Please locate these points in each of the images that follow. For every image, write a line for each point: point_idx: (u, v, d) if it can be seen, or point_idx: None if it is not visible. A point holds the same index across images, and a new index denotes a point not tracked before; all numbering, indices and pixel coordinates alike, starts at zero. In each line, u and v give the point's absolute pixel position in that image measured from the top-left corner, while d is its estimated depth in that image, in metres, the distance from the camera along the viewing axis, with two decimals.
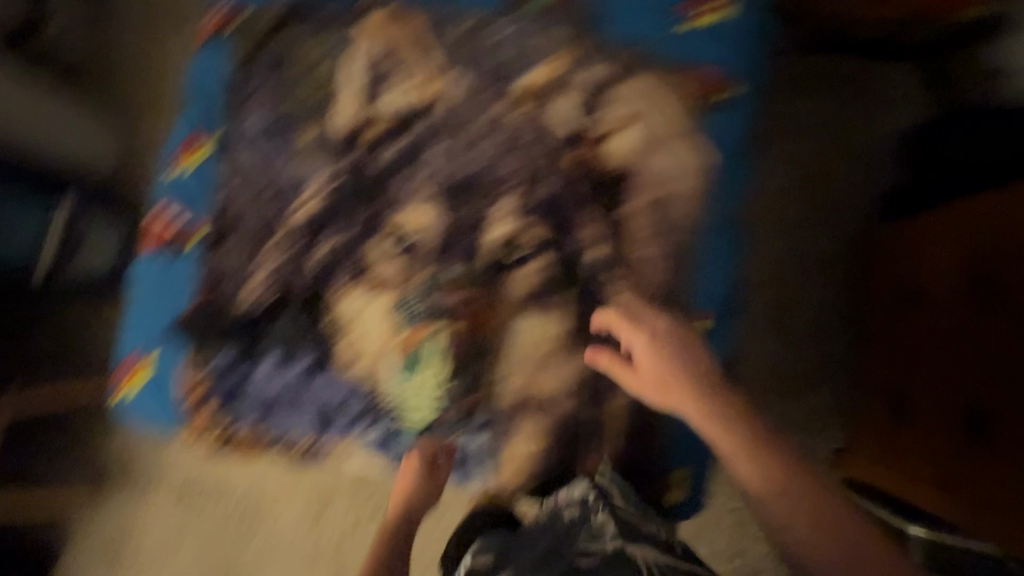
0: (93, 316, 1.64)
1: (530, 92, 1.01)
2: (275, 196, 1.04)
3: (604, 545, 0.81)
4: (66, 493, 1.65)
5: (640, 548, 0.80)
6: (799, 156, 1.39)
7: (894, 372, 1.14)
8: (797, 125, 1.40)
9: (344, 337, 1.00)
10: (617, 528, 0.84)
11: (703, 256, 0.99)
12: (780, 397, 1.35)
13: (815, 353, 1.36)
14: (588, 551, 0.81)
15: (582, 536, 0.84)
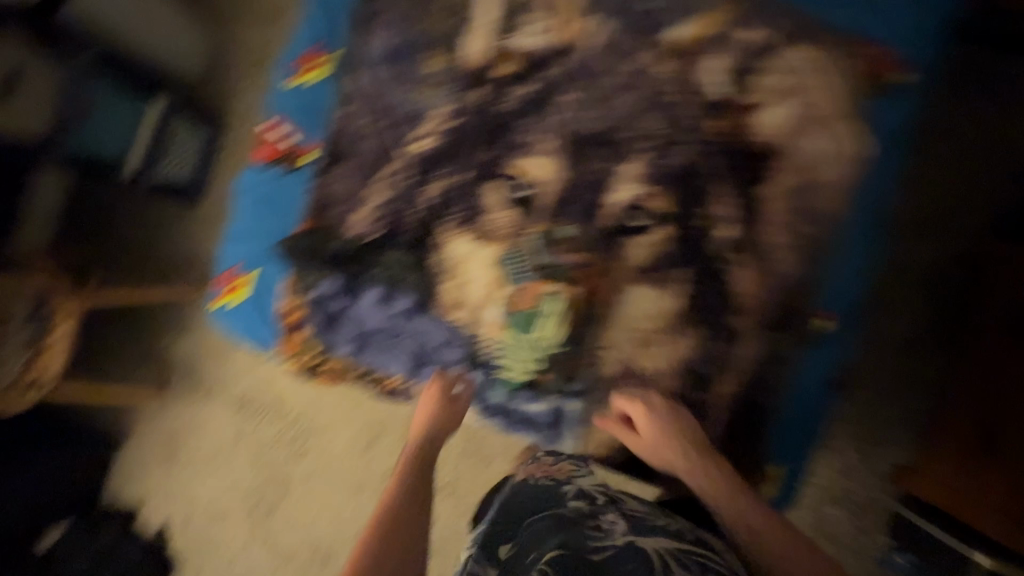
0: (179, 220, 1.68)
1: (677, 49, 0.95)
2: (395, 126, 1.03)
3: (613, 539, 0.73)
4: (138, 381, 1.76)
5: (653, 540, 0.73)
6: (933, 160, 1.22)
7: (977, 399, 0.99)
8: (955, 123, 1.22)
9: (450, 281, 0.99)
10: (627, 523, 0.76)
11: (832, 250, 0.96)
12: (863, 409, 1.25)
13: (912, 371, 1.23)
14: (599, 543, 0.72)
15: (590, 525, 0.75)
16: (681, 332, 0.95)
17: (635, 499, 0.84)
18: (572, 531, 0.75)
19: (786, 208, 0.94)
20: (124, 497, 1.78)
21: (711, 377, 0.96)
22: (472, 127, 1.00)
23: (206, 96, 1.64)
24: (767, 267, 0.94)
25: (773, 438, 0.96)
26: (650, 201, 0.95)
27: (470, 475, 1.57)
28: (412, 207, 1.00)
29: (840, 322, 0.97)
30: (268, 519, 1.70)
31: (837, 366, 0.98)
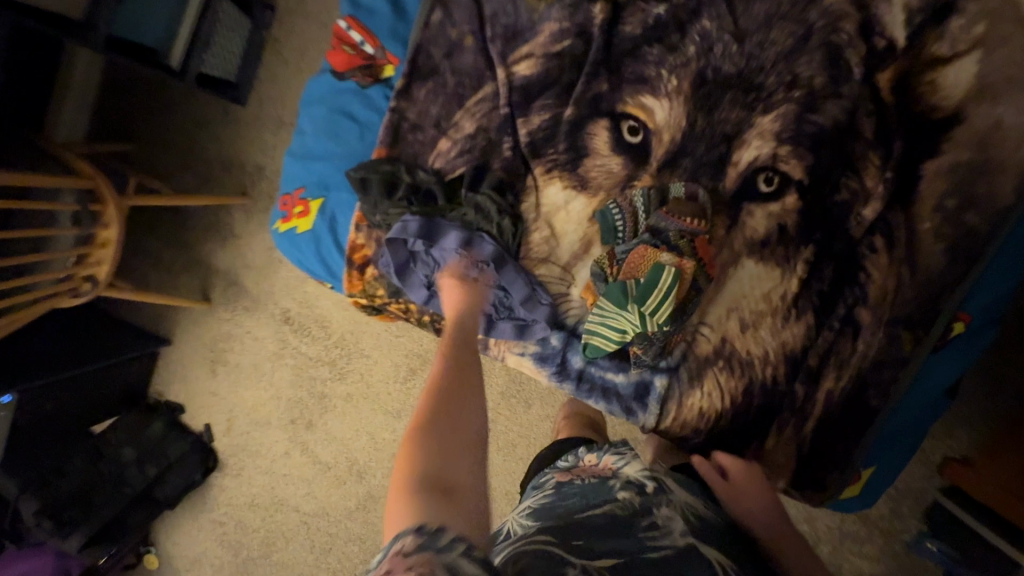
0: (222, 120, 1.56)
1: None
2: (493, 42, 0.89)
3: (674, 539, 0.65)
4: (181, 282, 1.73)
5: (712, 548, 0.66)
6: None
7: None
8: None
9: (539, 231, 0.92)
10: (685, 525, 0.68)
11: (995, 246, 0.81)
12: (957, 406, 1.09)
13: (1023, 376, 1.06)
14: (655, 542, 0.63)
15: (644, 520, 0.67)
16: (788, 315, 0.87)
17: (686, 495, 0.76)
18: (625, 525, 0.65)
19: (943, 190, 0.81)
20: (169, 395, 1.82)
21: (818, 370, 0.87)
22: (585, 54, 0.87)
23: None
24: (903, 256, 0.83)
25: (876, 442, 0.88)
26: (775, 165, 0.86)
27: (509, 416, 1.55)
28: (508, 141, 0.91)
29: (975, 327, 0.85)
30: (308, 432, 1.73)
31: (957, 376, 0.87)
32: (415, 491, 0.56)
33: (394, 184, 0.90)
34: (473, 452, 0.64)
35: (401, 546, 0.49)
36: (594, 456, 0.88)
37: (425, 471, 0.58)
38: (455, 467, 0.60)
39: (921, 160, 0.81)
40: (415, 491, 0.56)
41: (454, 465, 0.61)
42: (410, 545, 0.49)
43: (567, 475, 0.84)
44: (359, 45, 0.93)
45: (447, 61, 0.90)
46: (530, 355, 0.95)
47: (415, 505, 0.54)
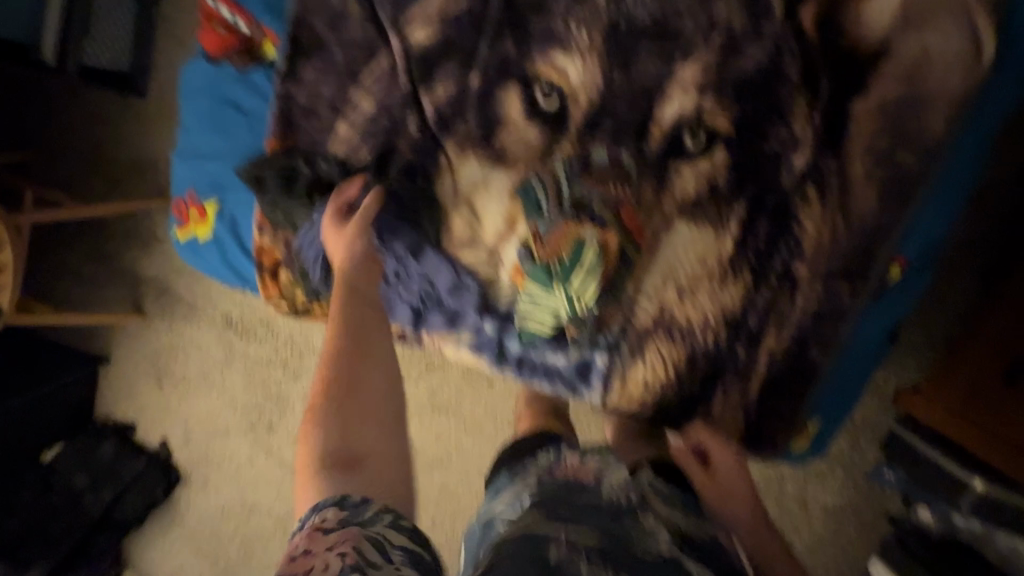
0: (120, 116, 1.41)
1: None
2: (381, 7, 0.79)
3: (660, 548, 0.63)
4: (110, 296, 1.62)
5: (697, 564, 0.64)
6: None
7: None
8: None
9: (460, 213, 0.85)
10: (671, 535, 0.66)
11: (925, 185, 0.78)
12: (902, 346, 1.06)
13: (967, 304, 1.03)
14: (646, 549, 0.62)
15: (631, 521, 0.66)
16: (726, 278, 0.84)
17: (668, 507, 0.72)
18: (613, 520, 0.65)
19: (876, 130, 0.77)
20: (116, 415, 1.72)
21: (760, 331, 0.84)
22: (484, 12, 0.79)
23: None
24: (837, 205, 0.79)
25: (822, 394, 0.86)
26: (702, 120, 0.80)
27: (473, 396, 1.50)
28: (414, 119, 0.82)
29: (912, 270, 0.83)
30: (270, 435, 1.65)
31: (896, 319, 0.85)
32: (321, 465, 0.53)
33: (293, 177, 0.81)
34: (387, 399, 0.60)
35: (318, 523, 0.49)
36: (577, 456, 0.81)
37: (331, 438, 0.55)
38: (367, 426, 0.57)
39: (851, 100, 0.77)
40: (322, 461, 0.53)
41: (361, 423, 0.57)
42: (331, 521, 0.49)
43: (548, 467, 0.80)
44: (231, 23, 0.84)
45: (333, 33, 0.81)
46: (466, 344, 0.90)
47: (324, 480, 0.53)
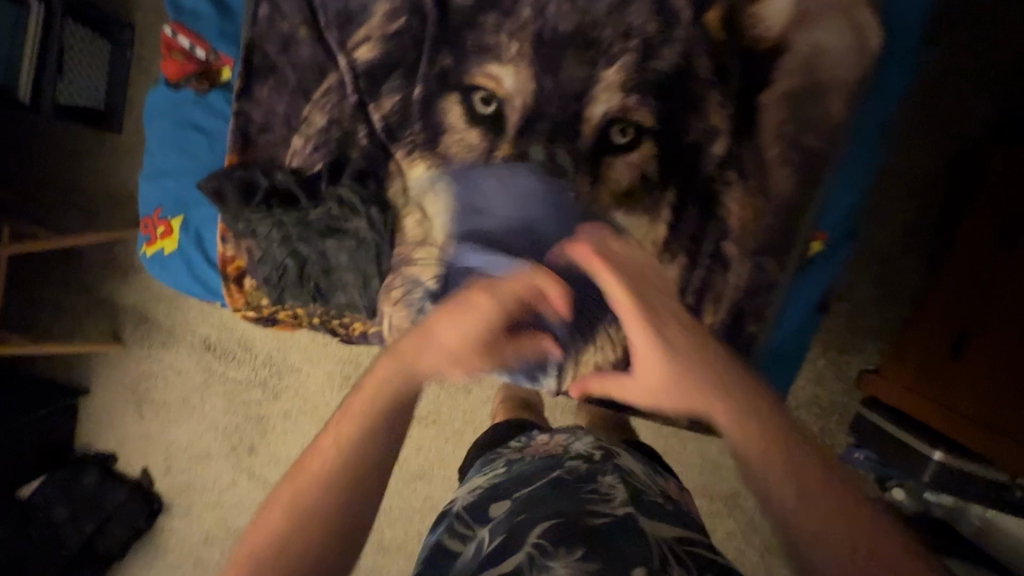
0: (96, 150, 1.47)
1: None
2: (328, 30, 0.87)
3: (614, 509, 0.65)
4: (90, 327, 1.65)
5: (653, 521, 0.65)
6: (946, 48, 1.04)
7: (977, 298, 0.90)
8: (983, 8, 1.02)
9: (413, 215, 0.91)
10: (628, 495, 0.68)
11: (833, 164, 0.85)
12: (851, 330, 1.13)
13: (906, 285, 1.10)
14: (597, 510, 0.64)
15: (586, 488, 0.68)
16: (663, 261, 0.89)
17: (631, 461, 0.78)
18: (568, 490, 0.68)
19: (784, 116, 0.84)
20: (97, 444, 1.73)
21: (699, 309, 0.90)
22: (422, 30, 0.86)
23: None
24: (757, 186, 0.86)
25: (763, 363, 0.92)
26: (627, 116, 0.87)
27: (450, 405, 1.52)
28: (364, 129, 0.89)
29: (833, 243, 0.90)
30: (252, 457, 1.66)
31: (825, 289, 0.91)
32: (290, 515, 0.53)
33: (251, 189, 0.88)
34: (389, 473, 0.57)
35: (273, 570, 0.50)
36: (546, 435, 0.87)
37: (311, 494, 0.54)
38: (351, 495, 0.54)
39: (759, 91, 0.84)
40: (293, 511, 0.53)
41: (346, 490, 0.54)
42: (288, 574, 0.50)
43: (518, 453, 0.84)
44: (189, 51, 0.90)
45: (284, 55, 0.88)
46: None
47: (287, 532, 0.52)
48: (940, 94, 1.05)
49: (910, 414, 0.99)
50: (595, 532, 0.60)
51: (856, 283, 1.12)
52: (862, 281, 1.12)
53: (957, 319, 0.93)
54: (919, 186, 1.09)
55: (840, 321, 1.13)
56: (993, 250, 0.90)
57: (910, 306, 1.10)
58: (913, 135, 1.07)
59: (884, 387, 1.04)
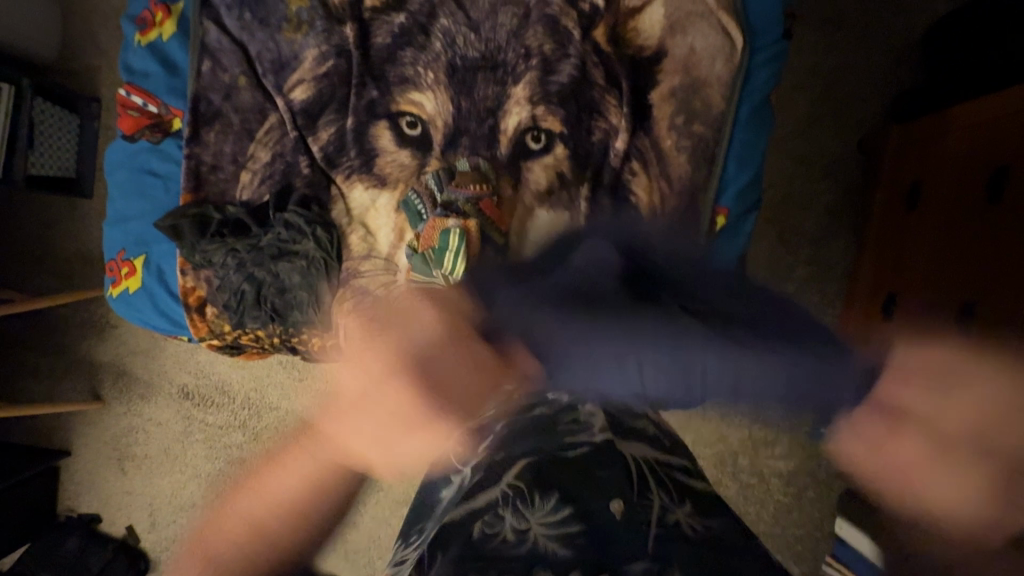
0: (70, 215, 1.55)
1: None
2: (266, 77, 0.98)
3: (594, 436, 0.62)
4: (69, 386, 1.68)
5: (632, 445, 0.64)
6: (810, 68, 1.32)
7: (895, 269, 1.14)
8: (827, 36, 1.31)
9: (356, 231, 1.00)
10: (606, 420, 0.66)
11: (719, 147, 0.97)
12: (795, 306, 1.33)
13: (834, 261, 1.33)
14: (573, 442, 0.62)
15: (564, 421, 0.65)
16: None
17: None
18: (545, 435, 0.63)
19: (671, 110, 0.97)
20: (81, 507, 1.71)
21: None
22: (349, 69, 0.98)
23: (75, 77, 1.51)
24: (658, 173, 0.97)
25: None
26: (538, 124, 0.98)
27: None
28: (305, 161, 0.99)
29: (738, 215, 0.99)
30: None
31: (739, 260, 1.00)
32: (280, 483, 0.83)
33: (206, 223, 0.98)
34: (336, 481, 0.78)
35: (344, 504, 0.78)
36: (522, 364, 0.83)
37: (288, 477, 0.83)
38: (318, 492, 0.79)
39: (648, 91, 0.96)
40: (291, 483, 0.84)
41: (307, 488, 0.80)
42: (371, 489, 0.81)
43: None
44: (142, 107, 1.01)
45: (227, 103, 0.99)
46: None
47: None
48: (817, 105, 1.32)
49: None
50: (579, 475, 0.59)
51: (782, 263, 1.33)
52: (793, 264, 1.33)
53: (884, 287, 1.17)
54: (830, 179, 1.33)
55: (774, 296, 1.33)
56: (908, 224, 1.13)
57: (844, 280, 1.32)
58: (803, 141, 1.33)
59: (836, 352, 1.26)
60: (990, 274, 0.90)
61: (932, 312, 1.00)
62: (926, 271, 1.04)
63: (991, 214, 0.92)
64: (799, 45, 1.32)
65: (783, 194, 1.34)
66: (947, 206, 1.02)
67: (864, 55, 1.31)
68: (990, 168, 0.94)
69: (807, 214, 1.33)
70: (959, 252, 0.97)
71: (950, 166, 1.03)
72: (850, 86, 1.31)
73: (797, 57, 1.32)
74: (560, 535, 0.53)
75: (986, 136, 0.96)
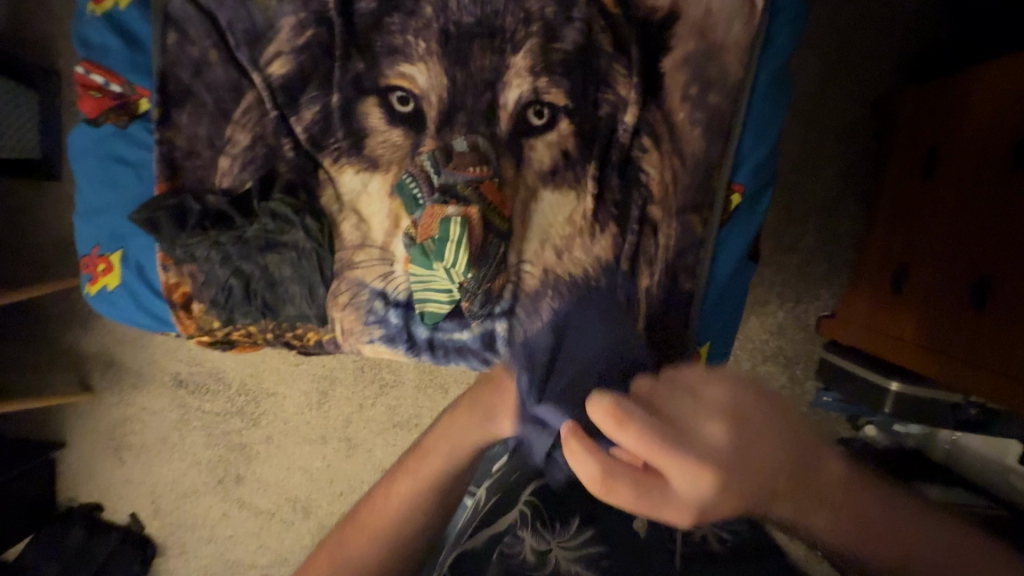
0: (40, 200, 1.45)
1: None
2: (239, 49, 0.89)
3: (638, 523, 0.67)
4: (56, 378, 1.62)
5: None
6: (826, 25, 1.23)
7: (902, 239, 1.11)
8: None
9: (348, 218, 0.93)
10: None
11: (737, 118, 0.89)
12: (797, 277, 1.31)
13: (842, 233, 1.29)
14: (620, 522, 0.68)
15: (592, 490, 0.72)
16: (594, 231, 0.92)
17: None
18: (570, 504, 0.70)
19: (684, 80, 0.89)
20: (82, 496, 1.69)
21: (638, 272, 0.92)
22: (331, 38, 0.89)
23: (28, 48, 1.38)
24: (671, 149, 0.90)
25: (704, 315, 0.95)
26: (541, 97, 0.89)
27: (431, 406, 1.54)
28: (289, 143, 0.92)
29: (753, 192, 0.94)
30: (239, 486, 1.64)
31: (752, 240, 0.96)
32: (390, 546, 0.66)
33: (184, 214, 0.91)
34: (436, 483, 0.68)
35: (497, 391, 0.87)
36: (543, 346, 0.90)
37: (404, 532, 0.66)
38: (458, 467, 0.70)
39: (660, 60, 0.89)
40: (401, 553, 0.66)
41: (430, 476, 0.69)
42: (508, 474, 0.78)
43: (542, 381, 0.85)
44: (104, 87, 0.91)
45: (198, 80, 0.90)
46: (379, 340, 0.96)
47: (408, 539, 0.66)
48: (834, 65, 1.24)
49: (864, 344, 1.17)
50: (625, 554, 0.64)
51: (789, 234, 1.30)
52: (800, 235, 1.30)
53: (892, 259, 1.13)
54: (842, 147, 1.27)
55: (776, 269, 1.31)
56: (921, 193, 1.08)
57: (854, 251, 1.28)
58: (815, 106, 1.26)
59: (841, 326, 1.24)
60: (1005, 248, 0.87)
61: (943, 287, 0.97)
62: (937, 243, 1.01)
63: (1013, 180, 0.87)
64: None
65: (792, 163, 1.28)
66: (965, 175, 0.97)
67: (887, 9, 1.21)
68: (1013, 129, 0.89)
69: (815, 183, 1.28)
70: (974, 223, 0.93)
71: (969, 131, 0.98)
72: (870, 45, 1.23)
73: (814, 13, 1.23)
74: (580, 554, 0.63)
75: (1010, 99, 0.90)
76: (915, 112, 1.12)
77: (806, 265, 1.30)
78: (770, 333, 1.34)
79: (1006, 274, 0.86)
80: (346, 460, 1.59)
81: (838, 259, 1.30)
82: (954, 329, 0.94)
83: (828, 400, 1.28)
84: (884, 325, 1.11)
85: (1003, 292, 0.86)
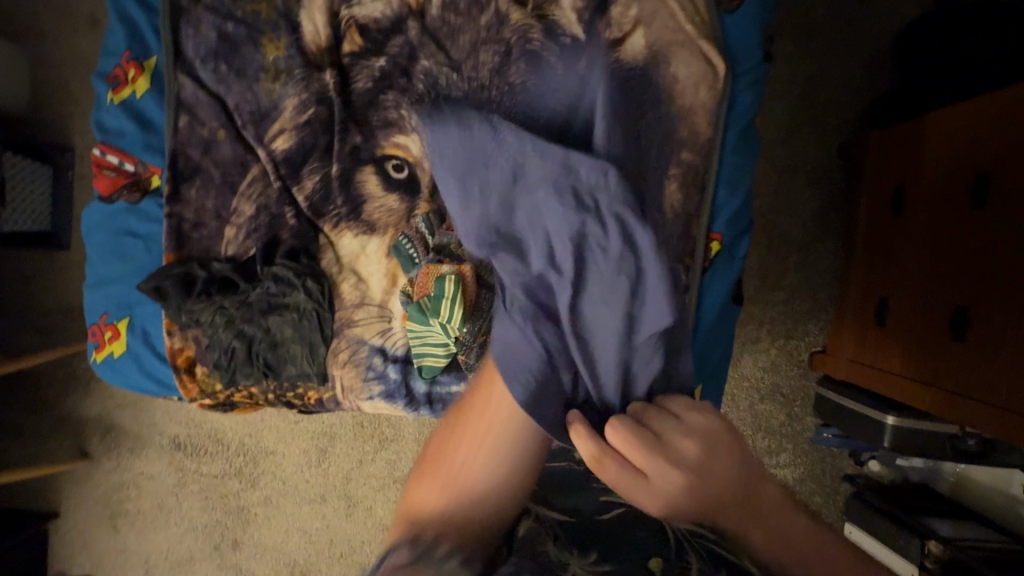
0: (49, 269, 1.50)
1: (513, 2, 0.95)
2: (245, 129, 0.96)
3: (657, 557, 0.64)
4: (53, 445, 1.61)
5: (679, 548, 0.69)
6: (788, 81, 1.33)
7: (879, 273, 1.16)
8: (801, 49, 1.32)
9: (348, 278, 0.98)
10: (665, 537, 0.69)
11: (709, 172, 0.96)
12: (783, 315, 1.35)
13: (820, 269, 1.34)
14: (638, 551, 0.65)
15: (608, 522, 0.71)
16: None
17: None
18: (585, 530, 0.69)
19: None
20: (73, 570, 1.63)
21: None
22: (331, 115, 0.96)
23: (45, 127, 1.46)
24: None
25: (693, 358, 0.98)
26: None
27: None
28: (291, 211, 0.97)
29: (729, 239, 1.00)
30: (236, 550, 1.60)
31: (732, 283, 1.01)
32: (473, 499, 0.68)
33: (190, 282, 0.95)
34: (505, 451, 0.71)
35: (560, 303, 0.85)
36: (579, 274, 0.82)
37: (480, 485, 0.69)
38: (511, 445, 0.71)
39: None
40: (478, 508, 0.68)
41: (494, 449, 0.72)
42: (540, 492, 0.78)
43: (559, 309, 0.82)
44: (118, 167, 0.98)
45: (207, 157, 0.96)
46: (379, 396, 0.98)
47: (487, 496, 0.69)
48: (798, 117, 1.33)
49: (853, 377, 1.20)
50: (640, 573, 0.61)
51: (771, 274, 1.35)
52: (781, 274, 1.35)
53: (871, 293, 1.18)
54: (813, 190, 1.34)
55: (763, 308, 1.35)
56: (891, 229, 1.14)
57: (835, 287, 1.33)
58: (785, 154, 1.34)
59: (830, 360, 1.27)
60: (978, 279, 0.91)
61: (923, 318, 1.01)
62: (912, 276, 1.05)
63: (976, 216, 0.92)
64: (778, 59, 1.33)
65: (768, 205, 1.35)
66: (930, 211, 1.03)
67: (841, 66, 1.32)
68: (971, 173, 0.95)
69: (791, 224, 1.35)
70: (944, 256, 0.99)
71: (929, 171, 1.05)
72: (829, 97, 1.32)
73: (776, 70, 1.33)
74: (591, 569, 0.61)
75: (964, 142, 0.97)
76: (877, 156, 1.20)
77: (790, 303, 1.35)
78: (763, 371, 1.37)
79: (981, 305, 0.90)
80: (345, 519, 1.57)
81: (821, 296, 1.35)
82: (938, 359, 0.98)
83: (828, 436, 1.29)
84: (872, 358, 1.15)
85: (981, 321, 0.90)
